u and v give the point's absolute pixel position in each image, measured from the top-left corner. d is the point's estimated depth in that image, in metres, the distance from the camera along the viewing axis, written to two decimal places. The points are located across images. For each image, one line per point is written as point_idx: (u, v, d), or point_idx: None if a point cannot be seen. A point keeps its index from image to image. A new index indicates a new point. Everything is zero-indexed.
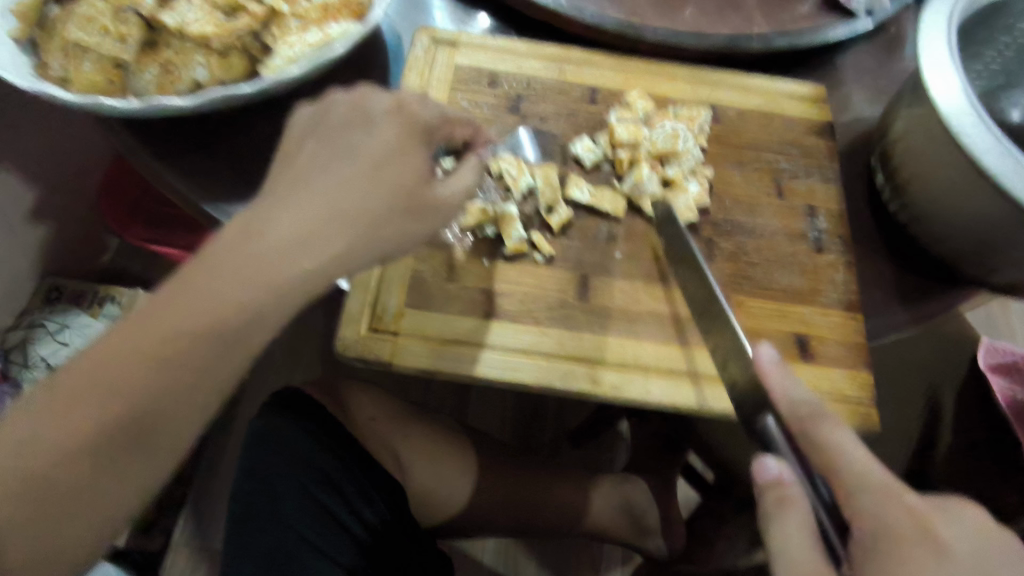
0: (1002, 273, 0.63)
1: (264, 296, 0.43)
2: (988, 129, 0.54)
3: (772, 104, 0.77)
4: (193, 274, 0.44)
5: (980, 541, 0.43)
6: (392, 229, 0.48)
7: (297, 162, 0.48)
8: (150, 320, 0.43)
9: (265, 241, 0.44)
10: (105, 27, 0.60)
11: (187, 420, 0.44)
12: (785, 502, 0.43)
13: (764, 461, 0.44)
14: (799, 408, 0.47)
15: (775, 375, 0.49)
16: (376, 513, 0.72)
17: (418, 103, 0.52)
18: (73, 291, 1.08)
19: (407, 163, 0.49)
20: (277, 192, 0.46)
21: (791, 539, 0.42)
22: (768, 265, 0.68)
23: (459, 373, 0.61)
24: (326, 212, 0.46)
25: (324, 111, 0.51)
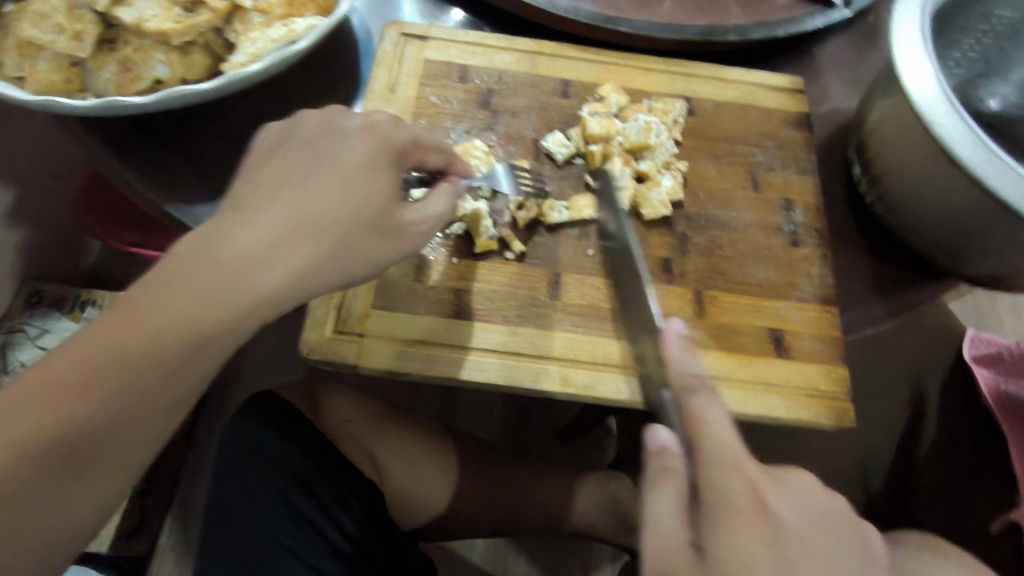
0: (979, 264, 0.63)
1: (222, 309, 0.42)
2: (961, 118, 0.53)
3: (748, 96, 0.76)
4: (149, 288, 0.42)
5: (807, 511, 0.47)
6: (358, 248, 0.47)
7: (262, 176, 0.47)
8: (103, 331, 0.41)
9: (222, 258, 0.43)
10: (59, 24, 0.58)
11: (149, 431, 0.42)
12: (664, 471, 0.47)
13: (653, 431, 0.48)
14: (688, 378, 0.49)
15: (674, 347, 0.51)
16: (354, 517, 0.70)
17: (391, 122, 0.51)
18: (53, 295, 1.05)
19: (377, 181, 0.48)
20: (238, 206, 0.45)
21: (660, 505, 0.46)
22: (743, 259, 0.67)
23: (428, 374, 0.60)
24: (288, 231, 0.44)
25: (294, 125, 0.50)
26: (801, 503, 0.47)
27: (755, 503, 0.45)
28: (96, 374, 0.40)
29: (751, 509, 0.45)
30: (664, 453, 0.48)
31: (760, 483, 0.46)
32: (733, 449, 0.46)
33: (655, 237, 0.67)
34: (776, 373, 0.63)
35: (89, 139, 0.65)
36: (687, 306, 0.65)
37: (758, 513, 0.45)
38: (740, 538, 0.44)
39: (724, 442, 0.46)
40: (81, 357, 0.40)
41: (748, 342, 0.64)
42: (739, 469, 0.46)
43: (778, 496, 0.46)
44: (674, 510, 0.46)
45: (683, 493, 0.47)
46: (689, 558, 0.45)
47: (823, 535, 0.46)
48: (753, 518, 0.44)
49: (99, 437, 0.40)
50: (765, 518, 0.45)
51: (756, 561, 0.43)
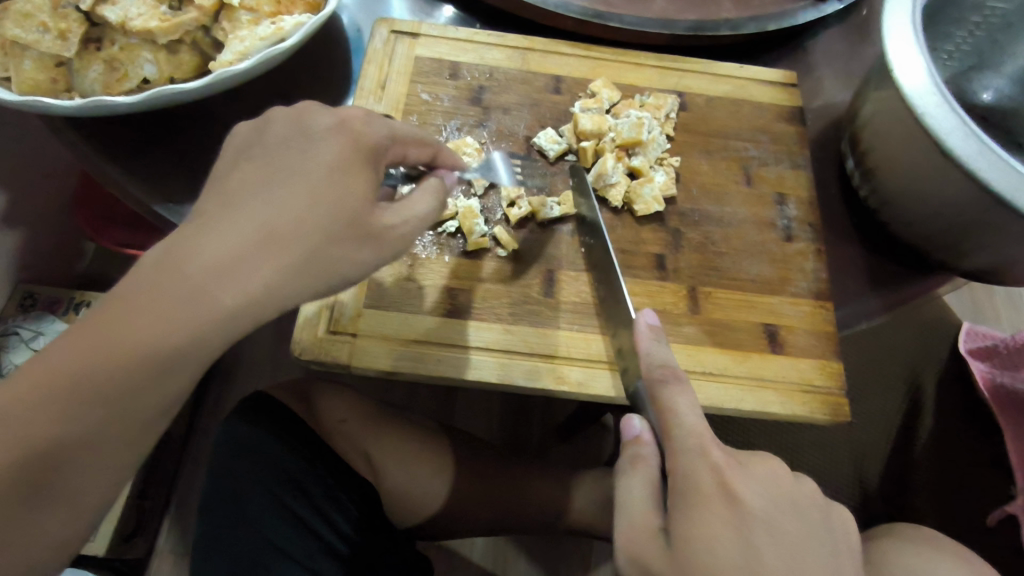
0: (973, 257, 0.62)
1: (186, 330, 0.39)
2: (953, 111, 0.52)
3: (740, 90, 0.75)
4: (108, 307, 0.39)
5: (773, 496, 0.47)
6: (333, 256, 0.44)
7: (227, 183, 0.44)
8: (64, 351, 0.38)
9: (183, 275, 0.39)
10: (44, 23, 0.57)
11: (128, 445, 0.40)
12: (636, 459, 0.51)
13: (628, 420, 0.53)
14: (654, 367, 0.53)
15: (645, 338, 0.55)
16: (349, 518, 0.71)
17: (364, 119, 0.48)
18: (48, 297, 1.04)
19: (350, 183, 0.45)
20: (199, 217, 0.42)
21: (631, 490, 0.50)
22: (737, 254, 0.67)
23: (421, 374, 0.60)
24: (255, 243, 0.41)
25: (261, 127, 0.47)
26: (768, 487, 0.47)
27: (720, 488, 0.45)
28: (67, 392, 0.38)
29: (717, 498, 0.45)
30: (638, 441, 0.52)
31: (726, 469, 0.46)
32: (698, 436, 0.48)
33: (648, 233, 0.67)
34: (770, 368, 0.63)
35: (77, 140, 0.65)
36: (681, 302, 0.64)
37: (724, 499, 0.45)
38: (705, 525, 0.44)
39: (689, 429, 0.48)
40: (49, 373, 0.38)
41: (743, 337, 0.64)
42: (704, 455, 0.47)
43: (743, 480, 0.46)
44: (645, 495, 0.49)
45: (654, 477, 0.50)
46: (658, 545, 0.46)
47: (791, 520, 0.46)
48: (717, 505, 0.45)
49: (78, 451, 0.38)
50: (731, 505, 0.45)
51: (722, 547, 0.43)
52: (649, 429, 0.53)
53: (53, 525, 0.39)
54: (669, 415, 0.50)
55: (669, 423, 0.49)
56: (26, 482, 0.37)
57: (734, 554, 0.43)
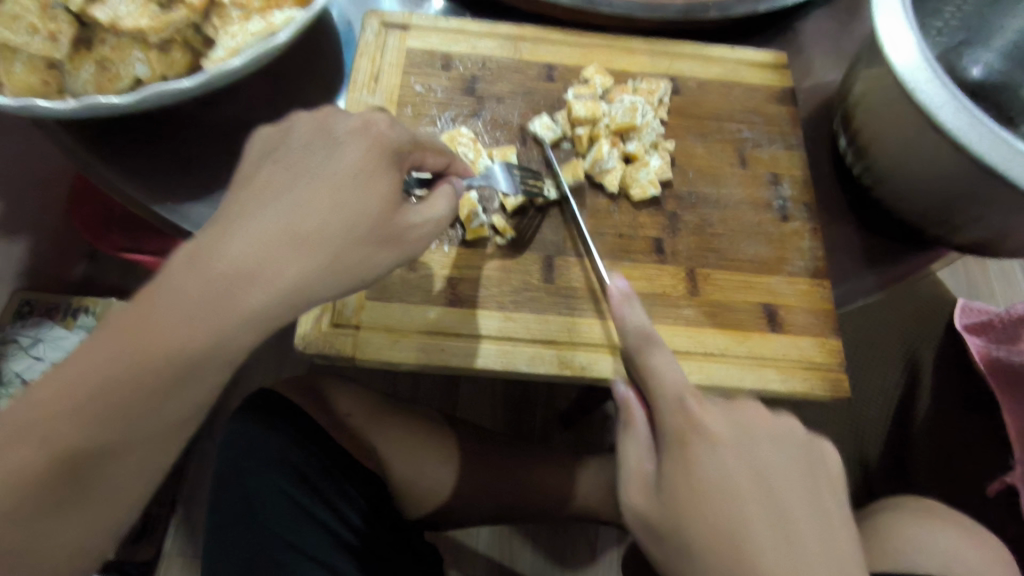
0: (965, 231, 0.63)
1: (218, 327, 0.41)
2: (944, 86, 0.53)
3: (732, 73, 0.75)
4: (138, 311, 0.40)
5: (751, 430, 0.48)
6: (354, 257, 0.46)
7: (253, 186, 0.45)
8: (88, 356, 0.39)
9: (210, 276, 0.41)
10: (33, 25, 0.57)
11: (146, 446, 0.41)
12: (629, 421, 0.50)
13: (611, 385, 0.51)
14: (631, 331, 0.52)
15: (620, 302, 0.54)
16: (358, 509, 0.71)
17: (386, 124, 0.50)
18: (44, 304, 1.03)
19: (373, 187, 0.47)
20: (226, 219, 0.43)
21: (628, 450, 0.49)
22: (733, 235, 0.68)
23: (424, 364, 0.60)
24: (282, 243, 0.43)
25: (284, 131, 0.48)
26: (747, 427, 0.48)
27: (692, 427, 0.47)
28: (90, 392, 0.39)
29: (698, 439, 0.46)
30: (627, 406, 0.50)
31: (702, 410, 0.48)
32: (675, 386, 0.49)
33: (645, 218, 0.67)
34: (770, 347, 0.64)
35: (74, 144, 0.65)
36: (681, 284, 0.65)
37: (698, 436, 0.47)
38: (690, 466, 0.46)
39: (665, 385, 0.49)
40: (72, 380, 0.39)
41: (742, 317, 0.65)
42: (679, 402, 0.48)
43: (719, 418, 0.48)
44: (641, 454, 0.49)
45: (645, 433, 0.49)
46: (653, 497, 0.47)
47: (772, 454, 0.47)
48: (700, 446, 0.46)
49: (97, 454, 0.40)
50: (704, 440, 0.46)
51: (701, 481, 0.45)
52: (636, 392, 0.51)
53: (80, 524, 0.41)
54: (651, 377, 0.50)
55: (651, 383, 0.50)
56: (49, 482, 0.39)
57: (714, 486, 0.45)
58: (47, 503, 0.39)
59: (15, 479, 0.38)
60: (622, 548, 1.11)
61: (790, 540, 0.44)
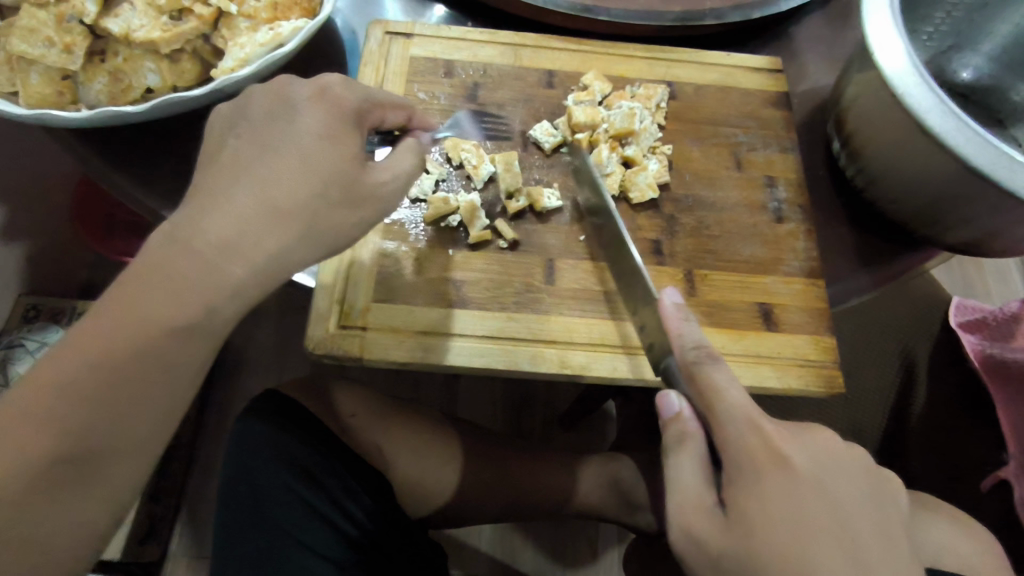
0: (956, 231, 0.65)
1: (201, 303, 0.43)
2: (931, 90, 0.55)
3: (728, 78, 0.77)
4: (122, 294, 0.42)
5: (822, 458, 0.49)
6: (330, 221, 0.47)
7: (220, 162, 0.46)
8: (90, 342, 0.41)
9: (191, 253, 0.42)
10: (49, 37, 0.59)
11: (150, 431, 0.43)
12: (684, 437, 0.50)
13: (664, 398, 0.51)
14: (688, 351, 0.51)
15: (674, 319, 0.54)
16: (363, 507, 0.73)
17: (341, 84, 0.50)
18: (50, 308, 1.04)
19: (339, 149, 0.47)
20: (199, 197, 0.44)
21: (684, 468, 0.49)
22: (730, 237, 0.69)
23: (428, 364, 0.62)
24: (259, 215, 0.44)
25: (242, 104, 0.48)
26: (818, 454, 0.49)
27: (771, 457, 0.47)
28: (105, 384, 0.41)
29: (769, 467, 0.46)
30: (679, 418, 0.50)
31: (775, 437, 0.47)
32: (744, 411, 0.48)
33: (644, 221, 0.69)
34: (766, 345, 0.65)
35: (86, 151, 0.67)
36: (678, 285, 0.67)
37: (778, 468, 0.46)
38: (760, 495, 0.46)
39: (736, 406, 0.48)
40: (84, 374, 0.41)
41: (738, 317, 0.66)
42: (754, 427, 0.47)
43: (792, 446, 0.48)
44: (697, 475, 0.49)
45: (703, 455, 0.49)
46: (716, 519, 0.47)
47: (840, 482, 0.48)
48: (772, 474, 0.46)
49: (111, 440, 0.42)
50: (783, 471, 0.46)
51: (777, 509, 0.45)
52: (689, 404, 0.51)
53: (96, 516, 0.43)
54: (714, 395, 0.49)
55: (715, 407, 0.49)
56: (65, 471, 0.41)
57: (788, 516, 0.45)
58: (63, 492, 0.41)
59: (41, 474, 0.40)
60: (622, 547, 1.12)
61: (856, 564, 0.44)
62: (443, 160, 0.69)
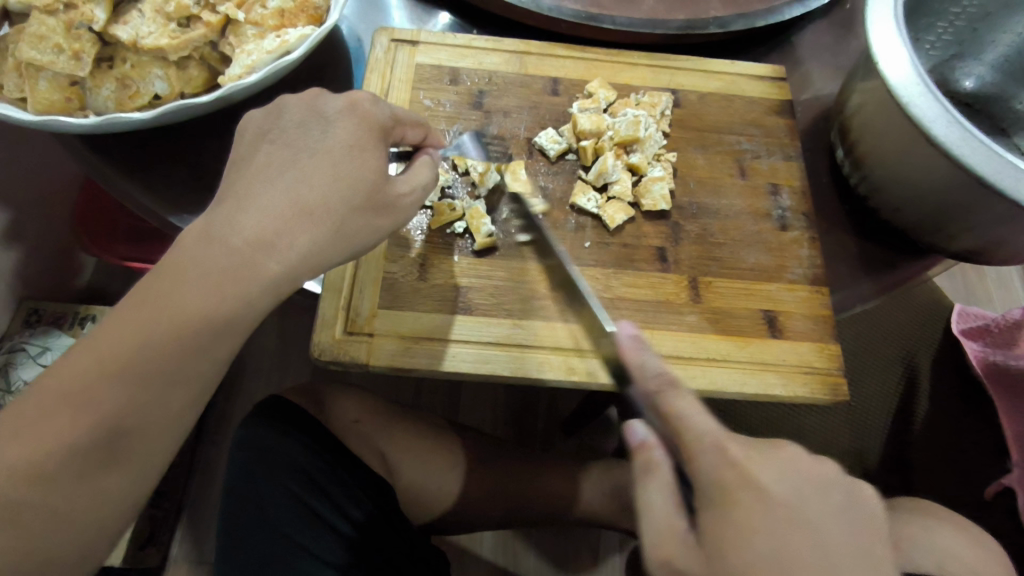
0: (959, 239, 0.65)
1: (228, 308, 0.43)
2: (936, 99, 0.55)
3: (732, 86, 0.78)
4: (143, 295, 0.43)
5: (801, 480, 0.47)
6: (354, 227, 0.48)
7: (251, 166, 0.47)
8: (107, 343, 0.41)
9: (228, 249, 0.43)
10: (58, 44, 0.59)
11: (159, 439, 0.43)
12: (650, 466, 0.48)
13: (630, 427, 0.49)
14: (652, 383, 0.49)
15: (632, 349, 0.52)
16: (365, 513, 0.72)
17: (371, 101, 0.52)
18: (52, 313, 1.04)
19: (366, 161, 0.49)
20: (234, 196, 0.45)
21: (655, 499, 0.47)
22: (734, 244, 0.70)
23: (434, 369, 0.62)
24: (289, 217, 0.45)
25: (274, 113, 0.49)
26: (795, 477, 0.47)
27: (743, 483, 0.46)
28: (115, 390, 0.41)
29: (743, 495, 0.45)
30: (645, 447, 0.49)
31: (746, 463, 0.46)
32: (713, 436, 0.47)
33: (649, 228, 0.69)
34: (771, 352, 0.65)
35: (94, 157, 0.67)
36: (684, 291, 0.67)
37: (750, 492, 0.46)
38: (736, 525, 0.44)
39: (702, 434, 0.47)
40: (94, 378, 0.41)
41: (744, 324, 0.66)
42: (721, 453, 0.47)
43: (765, 471, 0.47)
44: (669, 504, 0.47)
45: (672, 483, 0.48)
46: (722, 552, 0.44)
47: (821, 506, 0.47)
48: (747, 502, 0.45)
49: (118, 442, 0.42)
50: (757, 497, 0.45)
51: (755, 538, 0.44)
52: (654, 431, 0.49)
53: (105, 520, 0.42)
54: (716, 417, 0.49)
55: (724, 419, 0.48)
56: (74, 478, 0.41)
57: (766, 546, 0.44)
58: (69, 495, 0.41)
59: (48, 479, 0.40)
60: (624, 554, 1.12)
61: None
62: (449, 167, 0.70)
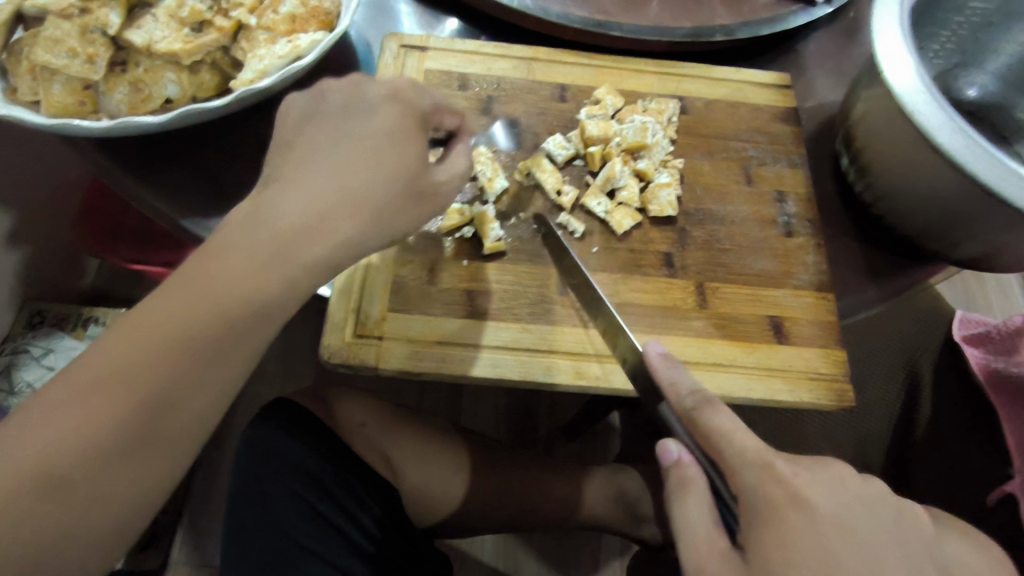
0: (965, 246, 0.65)
1: (253, 298, 0.44)
2: (942, 108, 0.56)
3: (738, 93, 0.78)
4: (163, 296, 0.43)
5: (842, 495, 0.47)
6: (396, 214, 0.49)
7: (295, 149, 0.48)
8: (126, 341, 0.42)
9: (273, 231, 0.44)
10: (72, 48, 0.59)
11: (176, 439, 0.44)
12: (685, 484, 0.50)
13: (664, 447, 0.51)
14: (687, 401, 0.52)
15: (662, 366, 0.56)
16: (374, 517, 0.72)
17: (411, 88, 0.52)
18: (56, 314, 1.04)
19: (410, 148, 0.49)
20: (280, 180, 0.46)
21: (692, 517, 0.49)
22: (741, 251, 0.70)
23: (443, 372, 0.62)
24: (334, 202, 0.46)
25: (317, 98, 0.50)
26: (836, 490, 0.48)
27: (790, 499, 0.46)
28: (133, 386, 0.41)
29: (789, 505, 0.45)
30: (680, 465, 0.51)
31: (792, 479, 0.47)
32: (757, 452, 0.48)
33: (655, 233, 0.70)
34: (777, 358, 0.66)
35: (106, 160, 0.67)
36: (690, 297, 0.67)
37: (797, 509, 0.45)
38: (783, 523, 0.45)
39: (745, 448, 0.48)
40: (112, 376, 0.41)
41: (749, 329, 0.67)
42: (766, 468, 0.47)
43: (810, 485, 0.47)
44: (707, 519, 0.48)
45: (709, 499, 0.49)
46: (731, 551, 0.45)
47: (861, 520, 0.47)
48: (789, 511, 0.45)
49: (131, 446, 0.41)
50: (804, 514, 0.45)
51: (800, 551, 0.44)
52: (686, 450, 0.52)
53: (113, 520, 0.42)
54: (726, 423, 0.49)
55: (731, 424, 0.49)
56: (91, 479, 0.41)
57: (810, 559, 0.44)
58: (82, 497, 0.41)
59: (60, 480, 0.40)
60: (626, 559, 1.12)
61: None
62: None
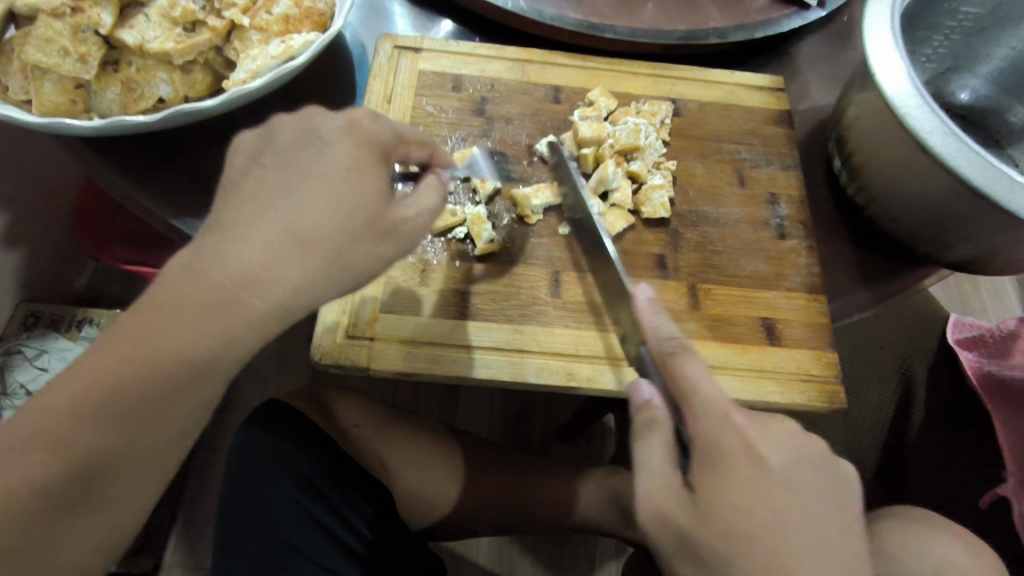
0: (957, 249, 0.65)
1: (205, 346, 0.41)
2: (933, 112, 0.56)
3: (731, 96, 0.79)
4: (126, 331, 0.41)
5: (826, 478, 0.49)
6: (353, 255, 0.45)
7: (241, 192, 0.45)
8: (103, 362, 0.40)
9: (210, 283, 0.41)
10: (64, 47, 0.59)
11: (158, 453, 0.43)
12: (651, 424, 0.49)
13: (636, 386, 0.50)
14: (664, 343, 0.51)
15: (648, 312, 0.53)
16: (364, 517, 0.72)
17: (371, 119, 0.50)
18: (50, 315, 1.04)
19: (368, 182, 0.47)
20: (220, 228, 0.43)
21: (652, 455, 0.48)
22: (732, 253, 0.70)
23: (436, 373, 0.62)
24: (283, 248, 0.43)
25: (268, 136, 0.48)
26: (820, 477, 0.49)
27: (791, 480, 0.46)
28: (111, 399, 0.40)
29: None
30: (648, 406, 0.50)
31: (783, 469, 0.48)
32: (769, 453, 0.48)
33: (649, 235, 0.70)
34: (770, 360, 0.66)
35: (96, 159, 0.67)
36: (682, 298, 0.67)
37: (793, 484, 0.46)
38: None
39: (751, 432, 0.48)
40: (95, 381, 0.40)
41: (742, 331, 0.67)
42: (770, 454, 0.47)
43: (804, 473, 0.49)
44: (664, 459, 0.47)
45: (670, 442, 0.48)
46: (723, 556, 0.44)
47: (839, 510, 0.49)
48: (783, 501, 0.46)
49: (118, 456, 0.41)
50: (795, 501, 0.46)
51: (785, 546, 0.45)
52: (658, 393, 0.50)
53: (93, 533, 0.42)
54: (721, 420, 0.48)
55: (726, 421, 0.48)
56: (76, 485, 0.40)
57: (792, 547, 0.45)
58: (65, 501, 0.40)
59: (45, 482, 0.40)
60: (620, 562, 1.12)
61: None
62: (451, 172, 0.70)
